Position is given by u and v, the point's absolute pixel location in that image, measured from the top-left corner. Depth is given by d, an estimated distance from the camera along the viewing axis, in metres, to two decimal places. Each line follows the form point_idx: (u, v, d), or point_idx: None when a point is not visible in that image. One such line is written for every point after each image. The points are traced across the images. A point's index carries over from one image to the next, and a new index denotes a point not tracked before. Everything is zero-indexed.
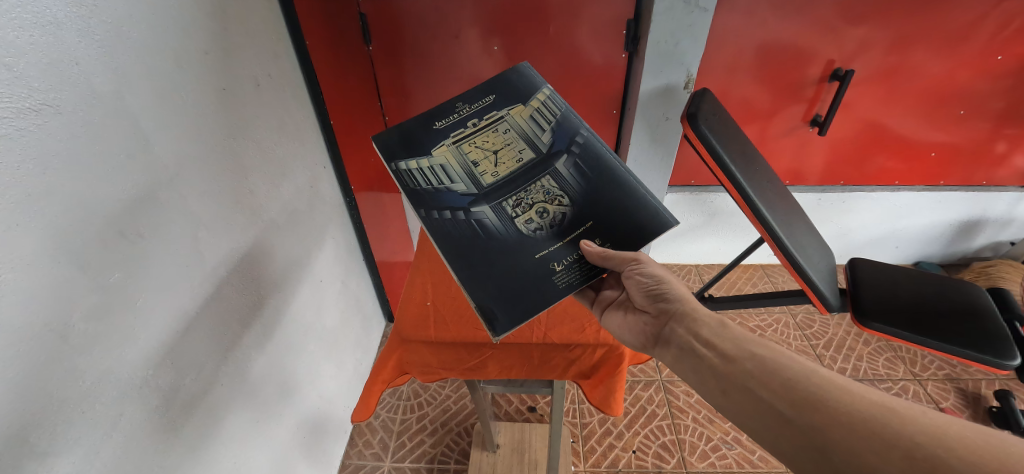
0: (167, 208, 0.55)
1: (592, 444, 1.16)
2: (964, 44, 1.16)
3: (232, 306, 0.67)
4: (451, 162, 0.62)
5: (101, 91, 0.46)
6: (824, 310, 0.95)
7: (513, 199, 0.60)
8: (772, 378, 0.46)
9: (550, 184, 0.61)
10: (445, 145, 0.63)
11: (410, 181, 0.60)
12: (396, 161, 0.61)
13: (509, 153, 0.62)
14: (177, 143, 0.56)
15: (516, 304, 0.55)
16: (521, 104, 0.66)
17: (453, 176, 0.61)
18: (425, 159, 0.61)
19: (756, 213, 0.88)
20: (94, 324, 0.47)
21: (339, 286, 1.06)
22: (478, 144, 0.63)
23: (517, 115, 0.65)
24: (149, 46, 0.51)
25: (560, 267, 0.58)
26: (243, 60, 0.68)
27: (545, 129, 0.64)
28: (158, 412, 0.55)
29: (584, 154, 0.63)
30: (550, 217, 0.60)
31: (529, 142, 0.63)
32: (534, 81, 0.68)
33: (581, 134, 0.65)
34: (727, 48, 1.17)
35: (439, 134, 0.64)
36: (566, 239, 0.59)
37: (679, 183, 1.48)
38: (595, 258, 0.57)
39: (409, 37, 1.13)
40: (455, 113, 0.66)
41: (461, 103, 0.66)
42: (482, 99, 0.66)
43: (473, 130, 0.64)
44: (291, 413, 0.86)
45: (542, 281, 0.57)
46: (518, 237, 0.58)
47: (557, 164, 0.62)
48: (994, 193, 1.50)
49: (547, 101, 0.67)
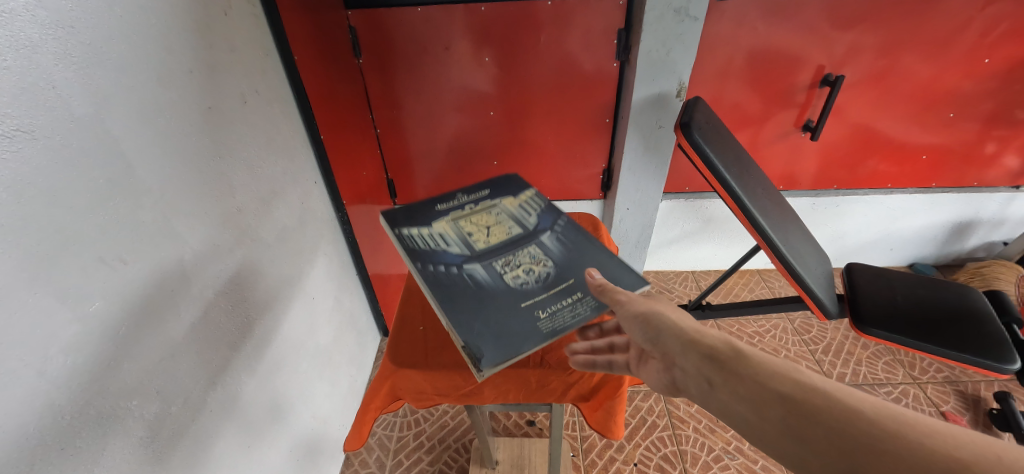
0: (151, 232, 0.53)
1: (592, 457, 1.14)
2: (951, 48, 1.17)
3: (220, 330, 0.65)
4: (448, 232, 0.62)
5: (79, 114, 0.44)
6: (823, 316, 0.94)
7: (503, 261, 0.59)
8: (781, 389, 0.38)
9: (536, 251, 0.61)
10: (444, 220, 0.64)
11: (409, 242, 0.59)
12: (398, 228, 0.62)
13: (501, 229, 0.64)
14: (161, 165, 0.54)
15: (501, 345, 0.50)
16: (511, 196, 0.70)
17: (450, 241, 0.61)
18: (425, 228, 0.62)
19: (753, 222, 0.87)
20: (74, 356, 0.45)
21: (332, 302, 1.04)
22: (473, 221, 0.65)
23: (508, 204, 0.69)
24: (131, 67, 0.50)
25: (545, 314, 0.53)
26: (229, 77, 0.67)
27: (532, 214, 0.67)
28: (145, 444, 0.53)
29: (567, 232, 0.64)
30: (537, 275, 0.58)
31: (518, 223, 0.65)
32: (525, 183, 0.73)
33: (564, 218, 0.67)
34: (717, 56, 1.17)
35: (438, 213, 0.66)
36: (552, 291, 0.56)
37: (673, 191, 1.48)
38: (588, 309, 0.54)
39: (400, 49, 1.12)
40: (455, 199, 0.69)
41: (458, 192, 0.70)
42: (478, 191, 0.71)
43: (469, 211, 0.66)
44: (283, 436, 0.84)
45: (527, 327, 0.52)
46: (506, 289, 0.56)
47: (543, 238, 0.63)
48: (986, 193, 1.51)
49: (534, 195, 0.71)
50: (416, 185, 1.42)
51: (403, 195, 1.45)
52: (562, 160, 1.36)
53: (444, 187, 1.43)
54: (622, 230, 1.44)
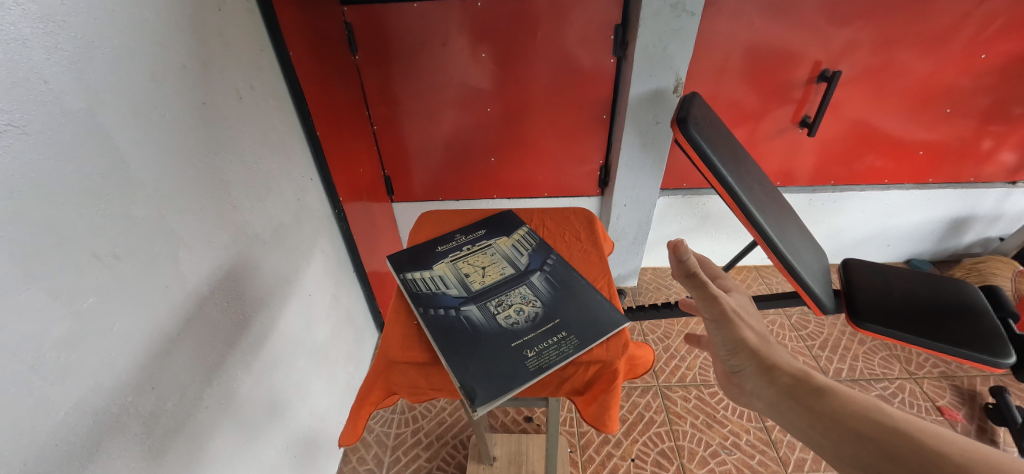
0: (145, 228, 0.53)
1: (590, 453, 1.14)
2: (948, 44, 1.17)
3: (215, 326, 0.65)
4: (447, 274, 0.64)
5: (71, 109, 0.44)
6: (819, 312, 0.93)
7: (495, 300, 0.59)
8: (856, 420, 0.40)
9: (526, 291, 0.60)
10: (443, 262, 0.67)
11: (413, 286, 0.62)
12: (404, 272, 0.66)
13: (495, 268, 0.64)
14: (154, 160, 0.54)
15: (493, 381, 0.49)
16: (505, 236, 0.72)
17: (449, 283, 0.62)
18: (427, 271, 0.65)
19: (749, 216, 0.87)
20: (67, 352, 0.45)
21: (329, 298, 1.04)
22: (470, 262, 0.66)
23: (502, 244, 0.70)
24: (123, 62, 0.50)
25: (533, 352, 0.52)
26: (223, 73, 0.66)
27: (524, 253, 0.68)
28: (140, 440, 0.53)
29: (556, 269, 0.64)
30: (527, 314, 0.57)
31: (511, 262, 0.66)
32: (520, 222, 0.75)
33: (553, 257, 0.67)
34: (715, 51, 1.17)
35: (439, 255, 0.69)
36: (540, 330, 0.55)
37: (671, 187, 1.48)
38: (572, 348, 0.53)
39: (396, 46, 1.12)
40: (454, 241, 0.72)
41: (458, 234, 0.74)
42: (475, 232, 0.74)
43: (466, 252, 0.69)
44: (281, 432, 0.84)
45: (514, 365, 0.51)
46: (498, 330, 0.55)
47: (532, 278, 0.63)
48: (982, 189, 1.52)
49: (526, 235, 0.72)
50: (414, 181, 1.42)
51: (401, 192, 1.45)
52: (560, 157, 1.36)
53: (441, 183, 1.43)
54: (620, 226, 1.44)
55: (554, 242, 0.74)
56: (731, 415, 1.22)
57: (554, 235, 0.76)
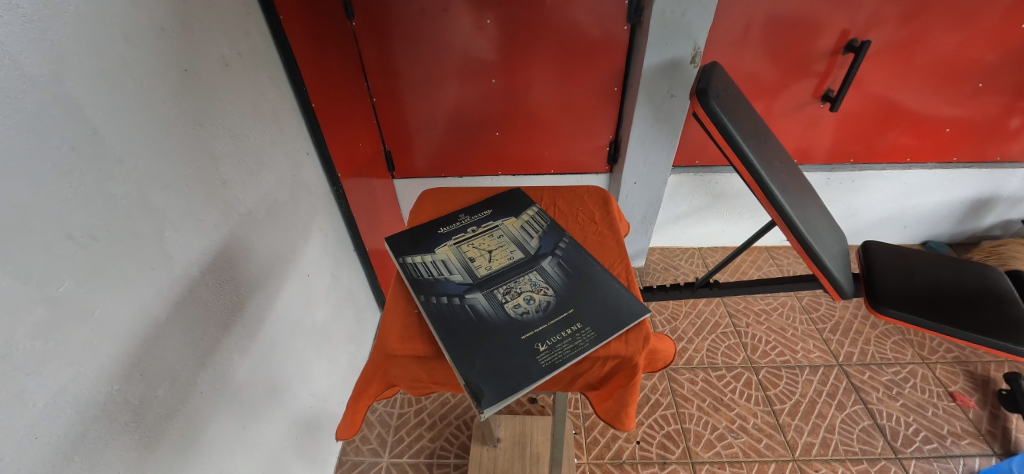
0: (126, 207, 0.49)
1: (594, 435, 1.13)
2: (984, 14, 1.10)
3: (208, 309, 0.62)
4: (451, 258, 0.61)
5: (35, 76, 0.40)
6: (838, 297, 0.89)
7: (503, 288, 0.55)
8: None
9: (536, 278, 0.57)
10: (447, 245, 0.63)
11: (414, 271, 0.59)
12: (403, 256, 0.62)
13: (502, 252, 0.61)
14: (130, 131, 0.49)
15: (503, 377, 0.46)
16: (513, 217, 0.68)
17: (452, 268, 0.59)
18: (428, 255, 0.61)
19: (769, 196, 0.82)
20: (42, 340, 0.41)
21: (329, 278, 1.01)
22: (475, 245, 0.62)
23: (510, 225, 0.66)
24: (91, 22, 0.45)
25: (544, 347, 0.49)
26: (207, 37, 0.61)
27: (533, 236, 0.64)
28: (130, 427, 0.51)
29: (569, 254, 0.60)
30: (537, 304, 0.53)
31: (519, 246, 0.62)
32: (528, 202, 0.71)
33: (564, 239, 0.63)
34: (736, 19, 1.10)
35: (442, 237, 0.65)
36: (552, 322, 0.52)
37: (683, 165, 1.42)
38: (587, 342, 0.50)
39: (395, 11, 1.05)
40: (458, 222, 0.68)
41: (462, 214, 0.70)
42: (481, 212, 0.70)
43: (472, 234, 0.65)
44: (280, 413, 0.82)
45: (525, 361, 0.48)
46: (507, 321, 0.51)
47: (543, 263, 0.59)
48: (1007, 169, 1.46)
49: (536, 216, 0.68)
50: (415, 157, 1.37)
51: (402, 168, 1.40)
52: (568, 132, 1.31)
53: (444, 159, 1.38)
54: (629, 205, 1.40)
55: (566, 223, 0.70)
56: (739, 399, 1.21)
57: (565, 215, 0.72)
